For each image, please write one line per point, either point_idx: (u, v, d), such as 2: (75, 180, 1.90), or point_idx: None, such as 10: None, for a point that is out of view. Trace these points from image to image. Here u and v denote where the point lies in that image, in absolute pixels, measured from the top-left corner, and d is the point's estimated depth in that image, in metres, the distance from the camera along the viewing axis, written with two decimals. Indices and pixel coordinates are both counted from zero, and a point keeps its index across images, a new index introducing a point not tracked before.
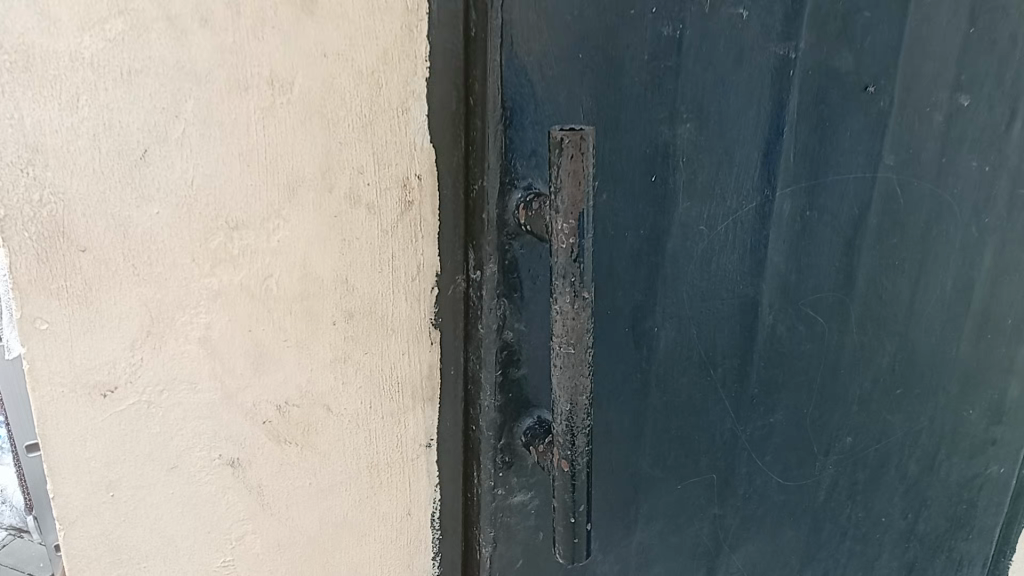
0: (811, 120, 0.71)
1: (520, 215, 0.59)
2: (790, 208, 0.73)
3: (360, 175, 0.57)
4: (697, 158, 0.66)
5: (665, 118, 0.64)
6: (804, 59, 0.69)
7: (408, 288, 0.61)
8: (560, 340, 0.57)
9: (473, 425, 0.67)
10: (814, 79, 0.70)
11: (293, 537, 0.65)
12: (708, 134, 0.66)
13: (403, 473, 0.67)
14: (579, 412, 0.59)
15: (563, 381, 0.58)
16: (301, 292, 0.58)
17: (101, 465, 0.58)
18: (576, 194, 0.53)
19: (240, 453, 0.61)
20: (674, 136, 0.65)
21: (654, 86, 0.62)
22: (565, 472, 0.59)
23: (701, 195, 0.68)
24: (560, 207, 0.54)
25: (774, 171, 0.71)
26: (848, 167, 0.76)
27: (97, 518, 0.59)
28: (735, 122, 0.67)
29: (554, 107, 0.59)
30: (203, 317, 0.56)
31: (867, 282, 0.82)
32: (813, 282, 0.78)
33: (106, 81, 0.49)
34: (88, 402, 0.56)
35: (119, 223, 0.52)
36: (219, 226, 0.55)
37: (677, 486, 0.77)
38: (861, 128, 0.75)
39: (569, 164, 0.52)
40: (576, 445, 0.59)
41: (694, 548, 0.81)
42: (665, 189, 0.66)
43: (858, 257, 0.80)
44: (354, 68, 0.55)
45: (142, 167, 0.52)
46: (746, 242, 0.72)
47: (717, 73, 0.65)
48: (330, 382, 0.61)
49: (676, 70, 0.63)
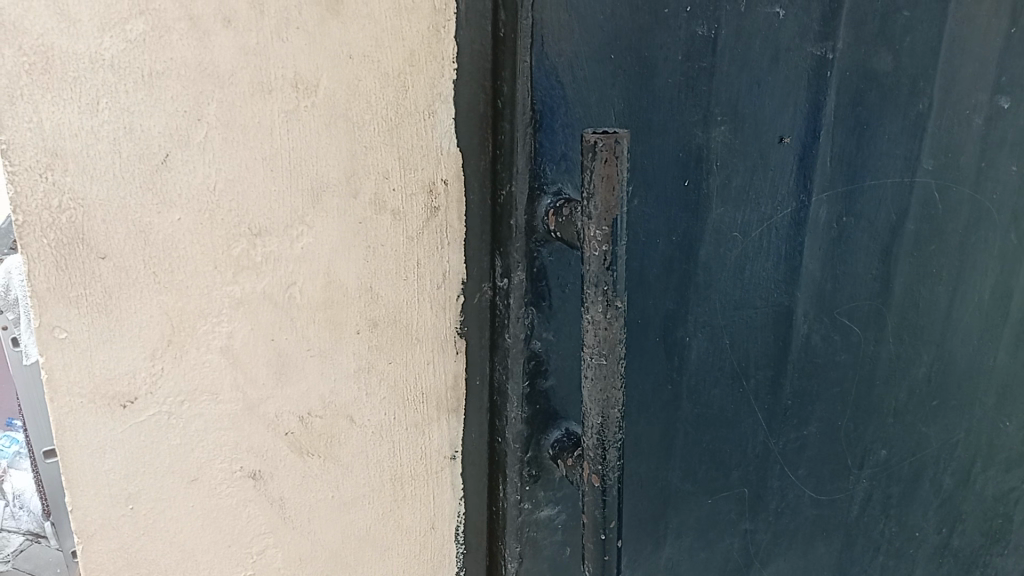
0: (849, 123, 0.69)
1: (549, 221, 0.57)
2: (825, 214, 0.71)
3: (385, 180, 0.55)
4: (732, 162, 0.65)
5: (699, 120, 0.62)
6: (842, 59, 0.67)
7: (433, 296, 0.60)
8: (592, 351, 0.55)
9: (499, 437, 0.65)
10: (852, 80, 0.68)
11: (315, 552, 0.63)
12: (743, 137, 0.64)
13: (427, 486, 0.65)
14: (610, 426, 0.57)
15: (595, 393, 0.56)
16: (325, 300, 0.57)
17: (120, 477, 0.56)
18: (609, 200, 0.51)
19: (262, 466, 0.59)
20: (708, 139, 0.63)
21: (688, 88, 0.61)
22: (595, 487, 0.57)
23: (736, 200, 0.66)
24: (593, 213, 0.52)
25: (810, 175, 0.69)
26: (886, 171, 0.73)
27: (114, 532, 0.57)
28: (771, 125, 0.65)
29: (585, 109, 0.57)
30: (224, 326, 0.55)
31: (904, 290, 0.80)
32: (849, 291, 0.76)
33: (128, 84, 0.48)
34: (107, 413, 0.55)
35: (140, 229, 0.51)
36: (242, 233, 0.53)
37: (708, 500, 0.74)
38: (899, 131, 0.73)
39: (603, 168, 0.50)
40: (607, 460, 0.57)
41: (724, 564, 0.79)
42: (699, 194, 0.64)
43: (896, 264, 0.78)
44: (379, 70, 0.53)
45: (164, 172, 0.50)
46: (781, 249, 0.70)
47: (753, 74, 0.63)
48: (353, 393, 0.60)
49: (711, 71, 0.61)
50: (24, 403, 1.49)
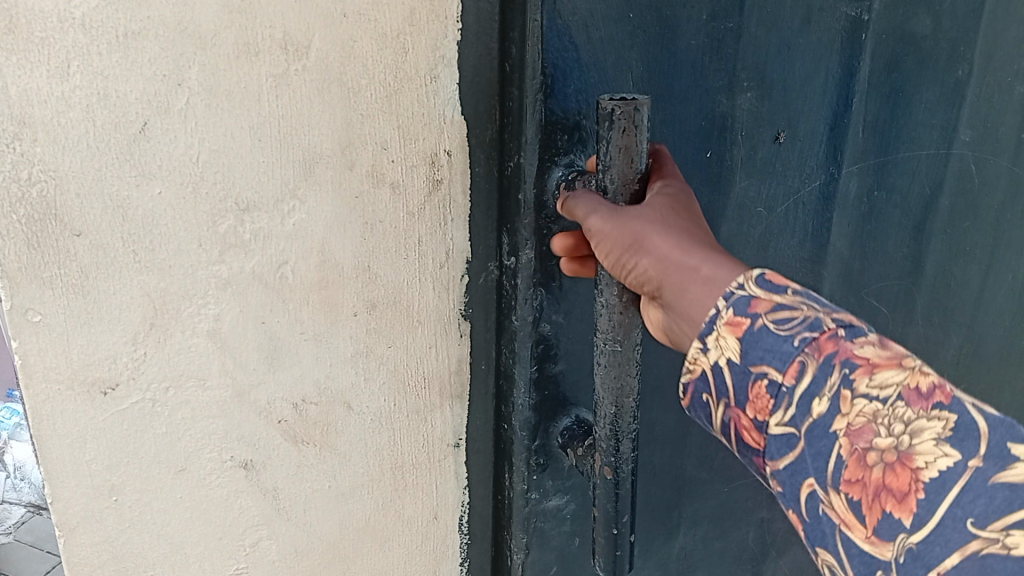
0: (883, 90, 0.65)
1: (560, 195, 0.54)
2: (856, 188, 0.68)
3: (384, 151, 0.51)
4: (758, 132, 0.61)
5: (724, 86, 0.58)
6: (878, 21, 0.62)
7: (435, 276, 0.56)
8: (606, 336, 0.52)
9: (506, 424, 0.62)
10: (888, 43, 0.63)
11: (311, 543, 0.60)
12: (771, 105, 0.60)
13: (430, 475, 0.62)
14: (625, 416, 0.53)
15: (607, 381, 0.52)
16: (319, 280, 0.53)
17: (103, 468, 0.53)
18: (627, 171, 0.49)
19: (254, 455, 0.56)
20: (734, 107, 0.59)
21: (712, 51, 0.56)
22: (607, 480, 0.54)
23: (761, 172, 0.62)
24: (609, 185, 0.50)
25: (840, 146, 0.65)
26: (922, 142, 0.69)
27: (98, 524, 0.54)
28: (800, 92, 0.61)
29: (601, 74, 0.53)
30: (211, 308, 0.51)
31: (936, 269, 0.76)
32: (878, 269, 0.72)
33: (100, 45, 0.44)
34: (87, 400, 0.51)
35: (116, 204, 0.47)
36: (228, 208, 0.49)
37: (724, 489, 0.71)
38: (936, 99, 0.68)
39: (621, 141, 0.47)
40: (621, 451, 0.53)
41: (739, 553, 0.76)
42: (721, 166, 0.60)
43: (928, 243, 0.74)
44: (376, 30, 0.49)
45: (141, 142, 0.46)
46: (808, 226, 0.67)
47: (783, 36, 0.58)
48: (351, 378, 0.56)
49: (738, 32, 0.57)
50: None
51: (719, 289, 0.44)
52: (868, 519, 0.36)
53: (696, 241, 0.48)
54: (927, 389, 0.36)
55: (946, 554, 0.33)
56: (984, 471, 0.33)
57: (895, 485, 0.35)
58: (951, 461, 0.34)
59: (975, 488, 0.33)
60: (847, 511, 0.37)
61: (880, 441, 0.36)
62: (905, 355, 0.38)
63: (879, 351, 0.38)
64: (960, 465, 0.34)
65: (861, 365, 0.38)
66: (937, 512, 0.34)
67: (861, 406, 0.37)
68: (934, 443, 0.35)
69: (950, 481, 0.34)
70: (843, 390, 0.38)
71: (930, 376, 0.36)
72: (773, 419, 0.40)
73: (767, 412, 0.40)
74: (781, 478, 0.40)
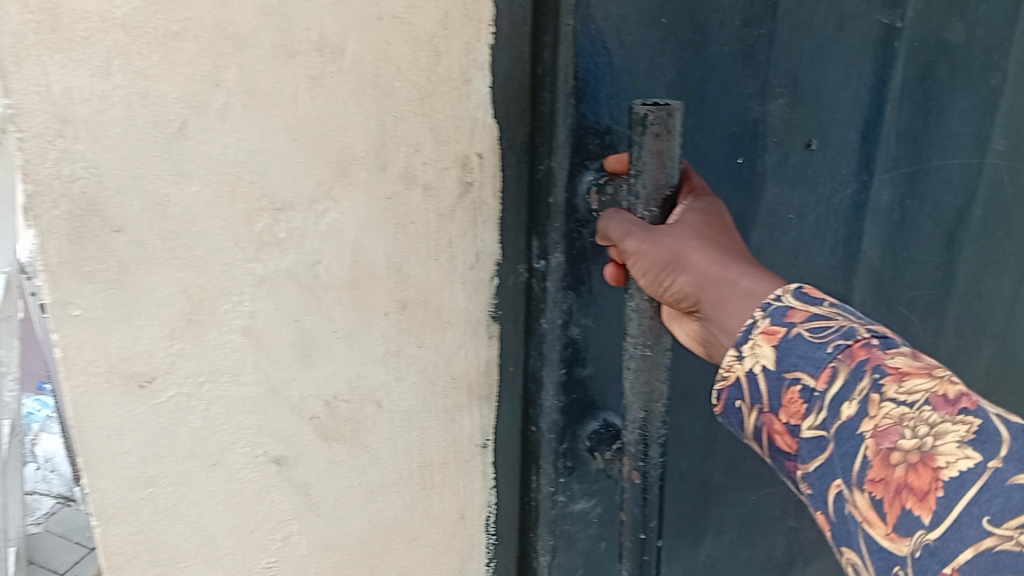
0: (915, 98, 0.65)
1: (591, 200, 0.56)
2: (888, 197, 0.68)
3: (416, 153, 0.52)
4: (789, 138, 0.61)
5: (756, 92, 0.58)
6: (911, 29, 0.63)
7: (465, 277, 0.56)
8: (636, 341, 0.52)
9: (534, 427, 0.62)
10: (920, 51, 0.64)
11: (341, 539, 0.61)
12: (802, 112, 0.61)
13: (457, 475, 0.62)
14: (653, 421, 0.53)
15: (636, 385, 0.52)
16: (352, 279, 0.54)
17: (140, 460, 0.53)
18: (659, 176, 0.49)
19: (287, 451, 0.57)
20: (765, 113, 0.59)
21: (744, 57, 0.57)
22: (635, 484, 0.54)
23: (792, 178, 0.62)
24: (641, 191, 0.49)
25: (872, 154, 0.65)
26: (954, 151, 0.70)
27: (132, 516, 0.54)
28: (832, 99, 0.61)
29: (632, 79, 0.54)
30: (247, 305, 0.52)
31: (968, 278, 0.76)
32: (909, 277, 0.73)
33: (141, 45, 0.45)
34: (124, 393, 0.51)
35: (156, 201, 0.48)
36: (264, 207, 0.51)
37: (752, 497, 0.71)
38: (969, 108, 0.69)
39: (654, 145, 0.47)
40: (649, 455, 0.53)
41: (767, 561, 0.75)
42: (753, 172, 0.61)
43: (960, 251, 0.75)
44: (410, 34, 0.50)
45: (180, 141, 0.47)
46: (838, 234, 0.67)
47: (815, 43, 0.59)
48: (381, 377, 0.57)
49: (770, 39, 0.57)
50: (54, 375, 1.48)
51: (757, 301, 0.45)
52: (889, 517, 0.36)
53: (736, 258, 0.49)
54: (955, 397, 0.36)
55: (959, 549, 0.32)
56: (1003, 471, 0.33)
57: (915, 483, 0.35)
58: (972, 462, 0.34)
59: (992, 488, 0.32)
60: (870, 509, 0.36)
61: (903, 442, 0.36)
62: (937, 366, 0.38)
63: (911, 360, 0.38)
64: (980, 466, 0.33)
65: (890, 372, 0.38)
66: (954, 509, 0.33)
67: (888, 409, 0.37)
68: (957, 445, 0.34)
69: (970, 481, 0.33)
70: (872, 394, 0.38)
71: (958, 386, 0.36)
72: (805, 424, 0.40)
73: (799, 415, 0.41)
74: (810, 479, 0.40)
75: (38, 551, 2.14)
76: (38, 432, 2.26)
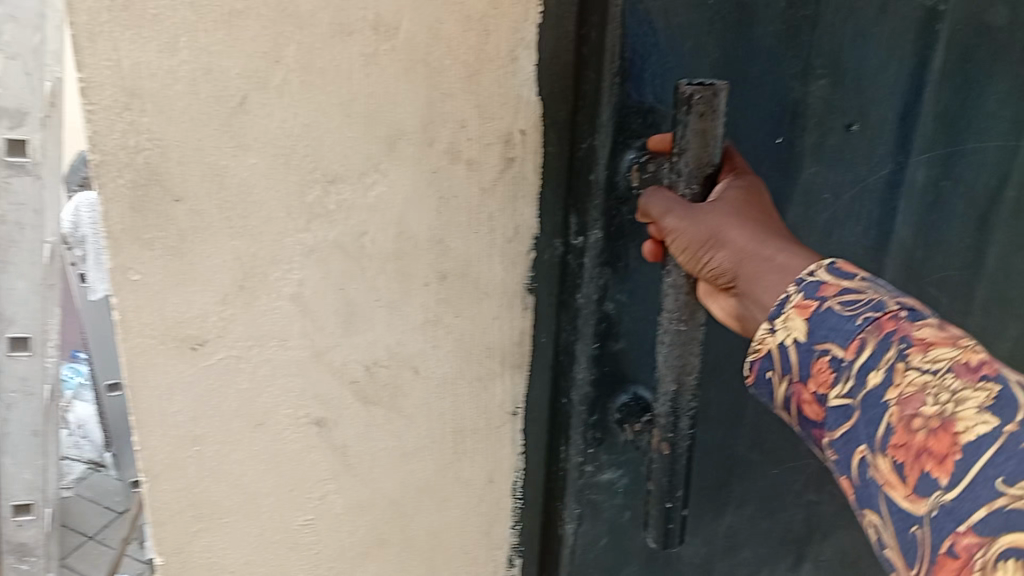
0: (954, 81, 0.66)
1: (632, 176, 0.58)
2: (923, 177, 0.69)
3: (461, 129, 0.54)
4: (828, 119, 0.63)
5: (798, 73, 0.61)
6: (953, 11, 0.63)
7: (504, 250, 0.58)
8: (672, 315, 0.56)
9: (563, 398, 0.65)
10: (962, 34, 0.65)
11: (376, 499, 0.63)
12: (844, 93, 0.62)
13: (487, 440, 0.65)
14: (684, 395, 0.57)
15: (670, 359, 0.57)
16: (395, 251, 0.56)
17: (188, 419, 0.57)
18: (701, 154, 0.53)
19: (327, 414, 0.59)
20: (806, 94, 0.61)
21: (789, 37, 0.59)
22: (664, 455, 0.58)
23: (829, 158, 0.64)
24: (684, 167, 0.53)
25: (908, 136, 0.67)
26: (989, 134, 0.70)
27: (181, 472, 0.59)
28: (873, 81, 0.63)
29: (679, 59, 0.57)
30: (295, 273, 0.54)
31: (997, 262, 0.77)
32: (939, 258, 0.74)
33: (207, 23, 0.47)
34: (177, 354, 0.55)
35: (213, 172, 0.50)
36: (316, 179, 0.52)
37: (774, 471, 0.73)
38: (1008, 91, 0.69)
39: (698, 123, 0.51)
40: (679, 427, 0.57)
41: (785, 534, 0.78)
42: (790, 151, 0.63)
43: (991, 234, 0.75)
44: (461, 13, 0.51)
45: (240, 115, 0.50)
46: (871, 215, 0.69)
47: (858, 25, 0.61)
48: (420, 345, 0.59)
49: (814, 20, 0.59)
50: (91, 338, 1.52)
51: (791, 276, 0.48)
52: (909, 479, 0.39)
53: (772, 234, 0.52)
54: (976, 364, 0.39)
55: (972, 508, 0.35)
56: (1018, 435, 0.35)
57: (935, 447, 0.38)
58: (988, 425, 0.36)
59: (1008, 450, 0.35)
60: (891, 471, 0.40)
61: (926, 407, 0.39)
62: (961, 336, 0.41)
63: (937, 331, 0.41)
64: (995, 429, 0.36)
65: (916, 343, 0.41)
66: (971, 470, 0.36)
67: (913, 377, 0.40)
68: (975, 410, 0.37)
69: (986, 444, 0.36)
70: (897, 363, 0.41)
71: (981, 354, 0.39)
72: (833, 392, 0.44)
73: (828, 385, 0.44)
74: (837, 446, 0.43)
75: (66, 513, 2.16)
76: (72, 394, 2.29)
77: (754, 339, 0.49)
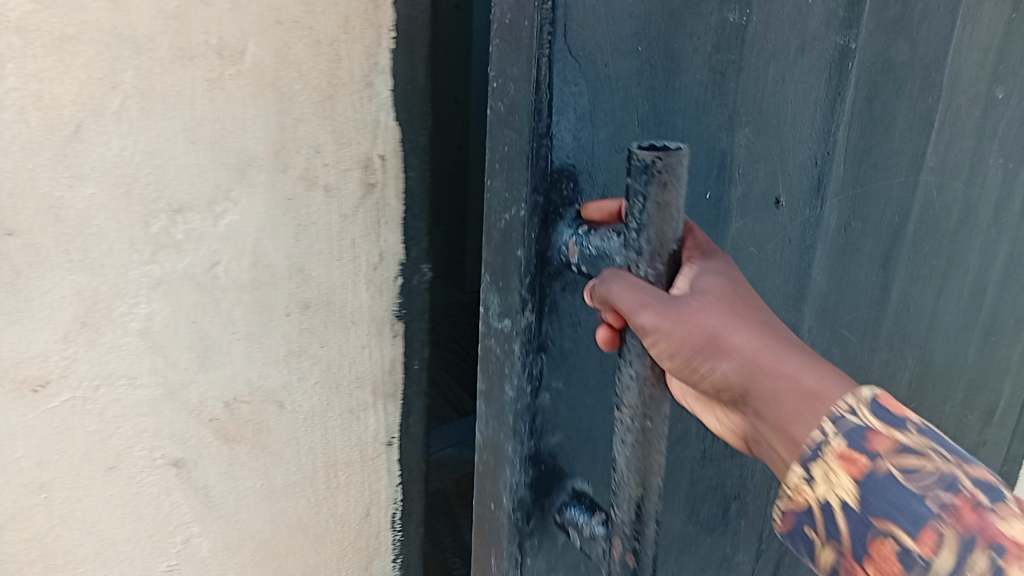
0: (863, 116, 0.71)
1: (569, 254, 0.51)
2: (836, 220, 0.73)
3: (317, 155, 0.52)
4: (754, 167, 0.64)
5: (725, 123, 0.60)
6: (862, 51, 0.68)
7: (369, 277, 0.57)
8: (630, 410, 0.48)
9: (496, 502, 0.56)
10: (867, 73, 0.69)
11: (243, 540, 0.60)
12: (766, 137, 0.64)
13: (362, 473, 0.62)
14: (648, 497, 0.49)
15: (633, 462, 0.49)
16: (252, 281, 0.53)
17: (33, 465, 0.53)
18: (663, 230, 0.45)
19: (185, 453, 0.56)
20: (733, 143, 0.61)
21: (716, 84, 0.58)
22: (626, 566, 0.50)
23: (755, 205, 0.65)
24: (644, 247, 0.46)
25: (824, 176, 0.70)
26: (895, 170, 0.77)
27: (28, 521, 0.54)
28: (791, 123, 0.65)
29: (611, 120, 0.52)
30: (142, 307, 0.52)
31: (900, 294, 0.84)
32: (853, 300, 0.78)
33: (34, 48, 0.45)
34: (17, 397, 0.51)
35: (49, 204, 0.48)
36: (160, 209, 0.50)
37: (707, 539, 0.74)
38: (911, 124, 0.76)
39: (660, 194, 0.44)
40: (642, 534, 0.50)
41: None
42: (720, 205, 0.63)
43: (895, 271, 0.82)
44: (311, 37, 0.50)
45: (75, 144, 0.47)
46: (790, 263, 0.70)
47: (778, 68, 0.62)
48: (283, 378, 0.57)
49: (739, 65, 0.59)
50: None
51: (825, 410, 0.45)
52: None
53: (777, 345, 0.48)
54: None
55: None
56: None
57: None
58: None
59: None
60: None
61: None
62: None
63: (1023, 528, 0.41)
64: None
65: (1011, 548, 0.40)
66: None
67: None
68: None
69: None
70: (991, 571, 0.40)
71: None
72: None
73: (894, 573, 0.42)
74: None
75: None
76: None
77: (788, 489, 0.46)
